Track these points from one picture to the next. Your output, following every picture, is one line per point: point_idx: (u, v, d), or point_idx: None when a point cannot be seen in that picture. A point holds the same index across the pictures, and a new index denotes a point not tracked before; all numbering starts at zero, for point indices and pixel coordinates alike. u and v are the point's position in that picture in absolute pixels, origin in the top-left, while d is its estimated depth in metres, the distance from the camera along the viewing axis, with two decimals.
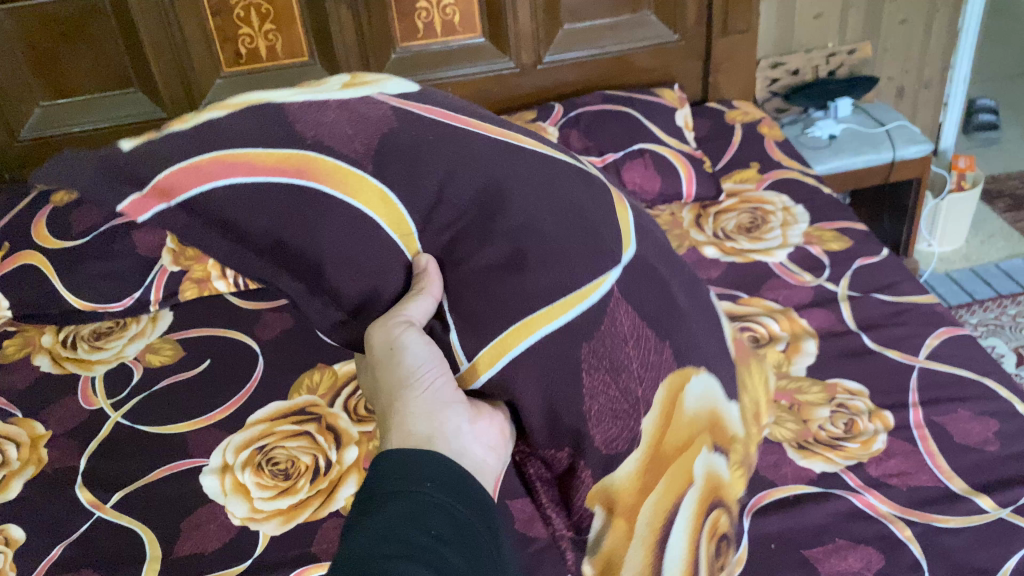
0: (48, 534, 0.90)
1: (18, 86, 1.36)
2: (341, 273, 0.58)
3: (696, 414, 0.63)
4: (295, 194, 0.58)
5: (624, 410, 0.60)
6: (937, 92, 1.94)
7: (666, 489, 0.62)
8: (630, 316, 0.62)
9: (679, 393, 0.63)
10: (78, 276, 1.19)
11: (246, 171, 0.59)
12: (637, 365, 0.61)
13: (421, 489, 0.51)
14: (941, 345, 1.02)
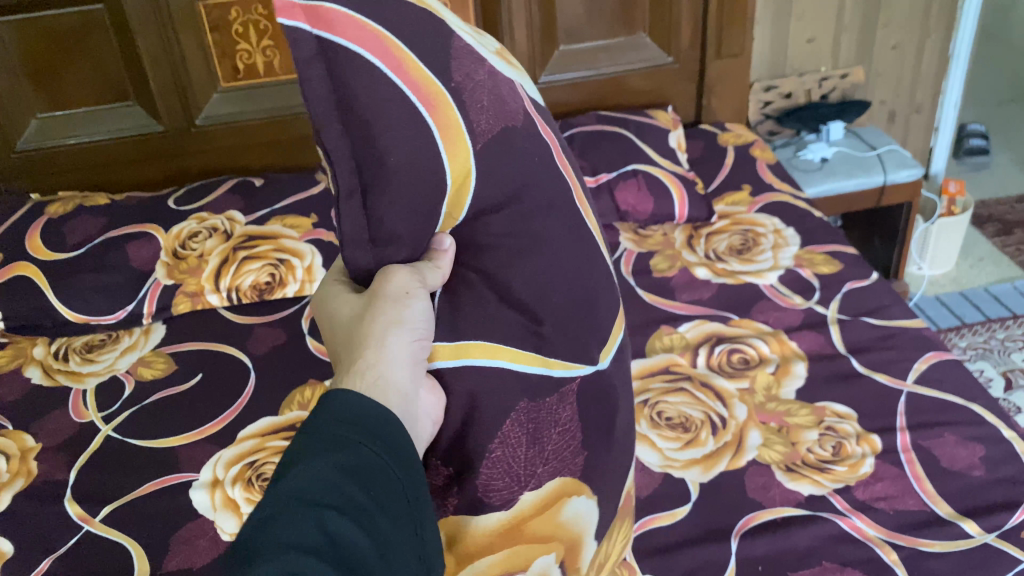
0: (36, 548, 0.89)
1: (16, 98, 1.36)
2: (391, 199, 0.51)
3: (566, 525, 0.59)
4: (415, 122, 0.50)
5: (517, 470, 0.56)
6: (927, 116, 1.96)
7: (504, 561, 0.57)
8: (573, 409, 0.59)
9: (566, 494, 0.59)
10: (72, 288, 1.21)
11: (390, 64, 0.50)
12: (552, 448, 0.57)
13: (369, 446, 0.45)
14: (928, 369, 1.03)
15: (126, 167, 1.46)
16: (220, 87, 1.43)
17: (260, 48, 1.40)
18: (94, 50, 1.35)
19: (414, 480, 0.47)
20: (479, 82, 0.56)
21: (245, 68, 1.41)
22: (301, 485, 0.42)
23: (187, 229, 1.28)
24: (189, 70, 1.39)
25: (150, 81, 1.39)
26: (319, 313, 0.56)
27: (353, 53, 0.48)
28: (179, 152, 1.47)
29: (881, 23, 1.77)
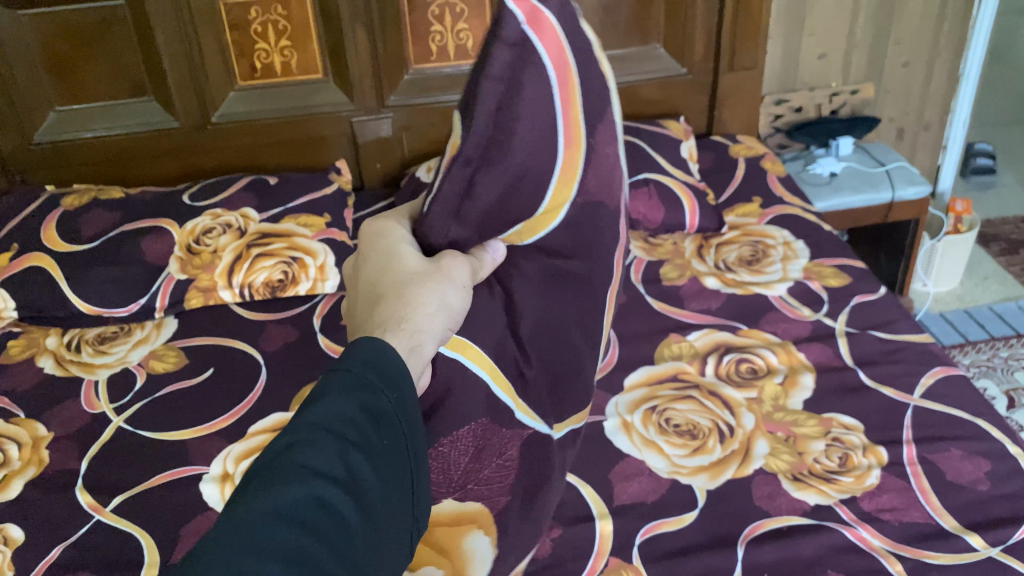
0: (47, 535, 0.90)
1: (35, 90, 1.37)
2: (498, 179, 0.61)
3: (463, 553, 0.68)
4: (545, 146, 0.62)
5: (449, 466, 0.65)
6: (935, 134, 1.97)
7: None
8: (517, 453, 0.68)
9: (473, 519, 0.68)
10: (85, 280, 1.22)
11: (561, 91, 0.62)
12: (487, 471, 0.67)
13: (388, 396, 0.48)
14: (935, 383, 1.04)
15: (141, 162, 1.47)
16: (237, 85, 1.44)
17: (278, 48, 1.41)
18: (113, 45, 1.36)
19: (418, 431, 0.50)
20: (603, 153, 0.68)
21: (262, 67, 1.42)
22: (322, 419, 0.45)
23: (202, 225, 1.29)
24: (206, 68, 1.40)
25: (168, 77, 1.40)
26: (375, 244, 0.61)
27: (539, 61, 0.60)
28: (194, 148, 1.48)
29: (892, 40, 1.79)
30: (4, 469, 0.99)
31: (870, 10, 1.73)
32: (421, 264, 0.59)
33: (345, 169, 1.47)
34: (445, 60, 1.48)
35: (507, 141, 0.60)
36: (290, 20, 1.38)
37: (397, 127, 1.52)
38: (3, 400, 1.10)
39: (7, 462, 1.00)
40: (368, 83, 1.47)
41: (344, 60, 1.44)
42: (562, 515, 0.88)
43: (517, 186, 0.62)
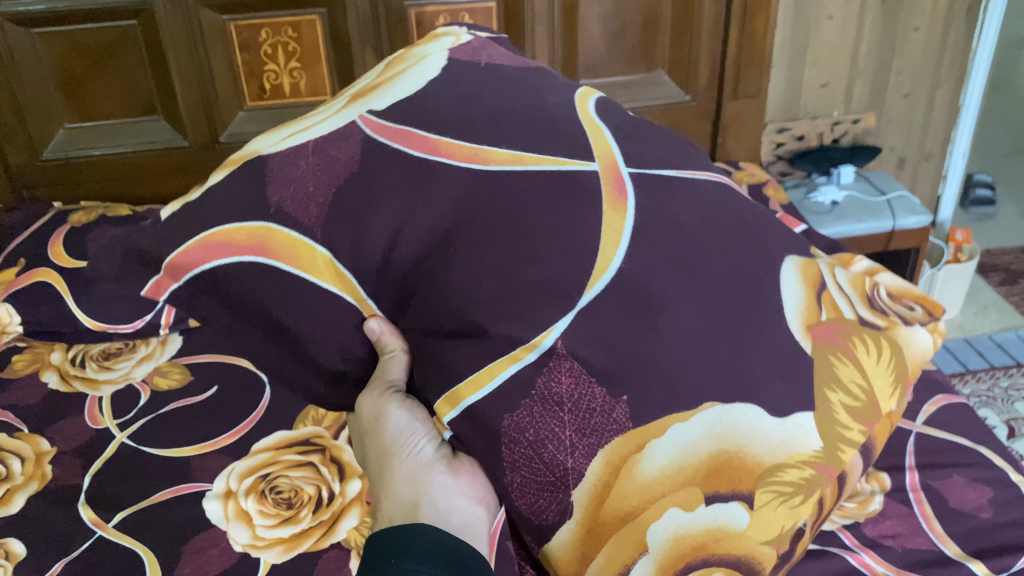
0: (50, 550, 0.90)
1: (46, 106, 1.38)
2: (318, 344, 0.71)
3: (662, 471, 0.61)
4: (264, 270, 0.70)
5: (550, 482, 0.60)
6: (936, 164, 1.99)
7: (608, 557, 0.61)
8: (571, 374, 0.60)
9: (630, 459, 0.60)
10: (94, 296, 1.18)
11: (227, 251, 0.72)
12: (571, 430, 0.60)
13: (389, 564, 0.62)
14: (937, 411, 1.04)
15: (150, 179, 1.49)
16: (245, 105, 1.45)
17: (287, 69, 1.42)
18: (124, 65, 1.38)
19: (429, 560, 0.63)
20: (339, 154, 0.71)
21: (271, 88, 1.44)
22: None
23: None
24: (216, 88, 1.42)
25: (179, 97, 1.41)
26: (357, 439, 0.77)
27: (206, 268, 0.74)
28: (201, 167, 1.49)
29: (894, 71, 1.81)
30: (7, 483, 0.99)
31: (873, 41, 1.75)
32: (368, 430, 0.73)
33: None
34: None
35: (253, 305, 0.72)
36: (300, 43, 1.40)
37: None
38: (7, 414, 1.10)
39: (9, 476, 1.00)
40: None
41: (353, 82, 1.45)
42: None
43: (307, 305, 0.69)
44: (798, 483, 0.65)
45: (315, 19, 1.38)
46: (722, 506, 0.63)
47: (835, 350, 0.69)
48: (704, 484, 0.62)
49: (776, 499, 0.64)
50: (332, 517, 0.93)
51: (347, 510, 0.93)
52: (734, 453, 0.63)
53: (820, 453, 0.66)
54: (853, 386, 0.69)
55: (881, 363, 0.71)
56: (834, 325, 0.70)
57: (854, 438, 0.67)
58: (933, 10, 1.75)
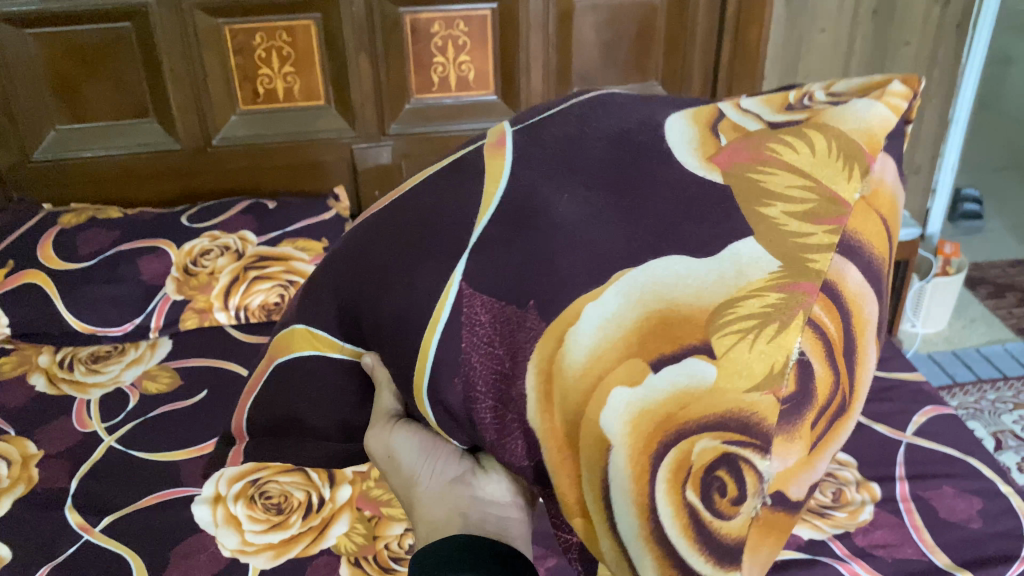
0: (34, 554, 0.89)
1: (36, 107, 1.37)
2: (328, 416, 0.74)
3: (594, 351, 0.51)
4: (273, 374, 0.76)
5: (509, 423, 0.55)
6: (925, 178, 2.00)
7: (588, 469, 0.52)
8: (484, 308, 0.56)
9: (558, 353, 0.52)
10: (82, 299, 1.21)
11: (250, 380, 0.80)
12: (507, 360, 0.55)
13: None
14: (927, 422, 1.04)
15: (140, 183, 1.48)
16: (238, 109, 1.45)
17: (281, 73, 1.42)
18: (116, 67, 1.37)
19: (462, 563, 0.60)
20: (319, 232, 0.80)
21: (265, 92, 1.43)
22: None
23: (199, 247, 1.28)
24: (209, 91, 1.41)
25: (171, 100, 1.41)
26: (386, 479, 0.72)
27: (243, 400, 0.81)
28: (192, 170, 1.49)
29: None
30: None
31: (864, 54, 1.77)
32: (384, 466, 0.69)
33: (343, 196, 1.45)
34: (446, 91, 1.48)
35: (274, 410, 0.77)
36: (294, 46, 1.39)
37: (396, 155, 1.53)
38: None
39: None
40: (370, 111, 1.48)
41: (346, 87, 1.45)
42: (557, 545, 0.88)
43: (300, 381, 0.73)
44: (760, 314, 0.48)
45: (310, 24, 1.38)
46: (676, 369, 0.49)
47: (748, 167, 0.54)
48: (641, 351, 0.50)
49: (743, 340, 0.48)
50: (322, 523, 0.92)
51: (338, 515, 0.93)
52: (666, 312, 0.50)
53: (780, 273, 0.49)
54: (796, 192, 0.52)
55: (834, 162, 0.53)
56: (740, 145, 0.56)
57: (830, 245, 0.50)
58: (923, 25, 1.76)
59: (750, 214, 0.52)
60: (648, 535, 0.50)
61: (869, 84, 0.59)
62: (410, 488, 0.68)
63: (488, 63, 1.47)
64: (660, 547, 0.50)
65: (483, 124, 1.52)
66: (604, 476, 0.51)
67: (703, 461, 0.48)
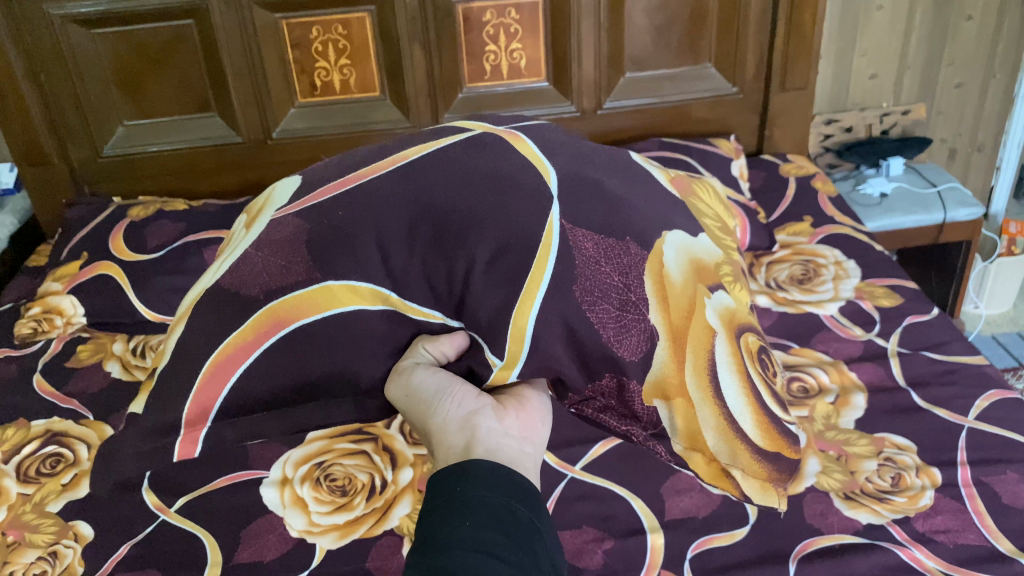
0: (116, 532, 0.93)
1: (106, 104, 1.43)
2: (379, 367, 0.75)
3: (681, 275, 0.77)
4: (289, 339, 0.72)
5: (628, 323, 0.73)
6: (989, 156, 1.95)
7: (696, 352, 0.74)
8: (589, 240, 0.74)
9: (662, 272, 0.76)
10: (150, 289, 1.26)
11: (246, 352, 0.73)
12: (618, 276, 0.74)
13: (456, 490, 0.62)
14: (990, 406, 1.03)
15: (203, 176, 1.53)
16: (297, 102, 1.48)
17: (337, 66, 1.44)
18: (179, 64, 1.41)
19: (471, 471, 0.63)
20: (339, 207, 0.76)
21: (322, 84, 1.46)
22: (469, 531, 0.57)
23: None
24: (268, 84, 1.44)
25: (232, 93, 1.44)
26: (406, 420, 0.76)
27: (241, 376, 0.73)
28: (254, 164, 1.53)
29: (946, 62, 1.78)
30: (75, 467, 1.03)
31: (924, 31, 1.73)
32: (407, 400, 0.74)
33: None
34: (499, 79, 1.50)
35: (305, 373, 0.74)
36: (350, 39, 1.42)
37: None
38: (73, 401, 1.15)
39: (77, 461, 1.04)
40: (423, 100, 1.50)
41: (400, 78, 1.47)
42: (613, 528, 0.90)
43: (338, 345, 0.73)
44: (734, 271, 0.83)
45: (364, 16, 1.40)
46: (721, 292, 0.79)
47: (689, 194, 0.92)
48: (704, 280, 0.78)
49: (735, 280, 0.82)
50: (385, 504, 0.95)
51: (400, 497, 0.95)
52: (701, 259, 0.79)
53: (728, 253, 0.86)
54: (713, 215, 0.92)
55: (715, 198, 0.98)
56: (678, 179, 0.94)
57: (732, 242, 0.91)
58: None
59: (692, 211, 0.87)
60: (742, 392, 0.76)
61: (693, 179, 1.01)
62: (429, 418, 0.72)
63: (540, 50, 1.49)
64: (754, 398, 0.76)
65: (535, 111, 1.54)
66: (710, 360, 0.75)
67: (754, 348, 0.79)
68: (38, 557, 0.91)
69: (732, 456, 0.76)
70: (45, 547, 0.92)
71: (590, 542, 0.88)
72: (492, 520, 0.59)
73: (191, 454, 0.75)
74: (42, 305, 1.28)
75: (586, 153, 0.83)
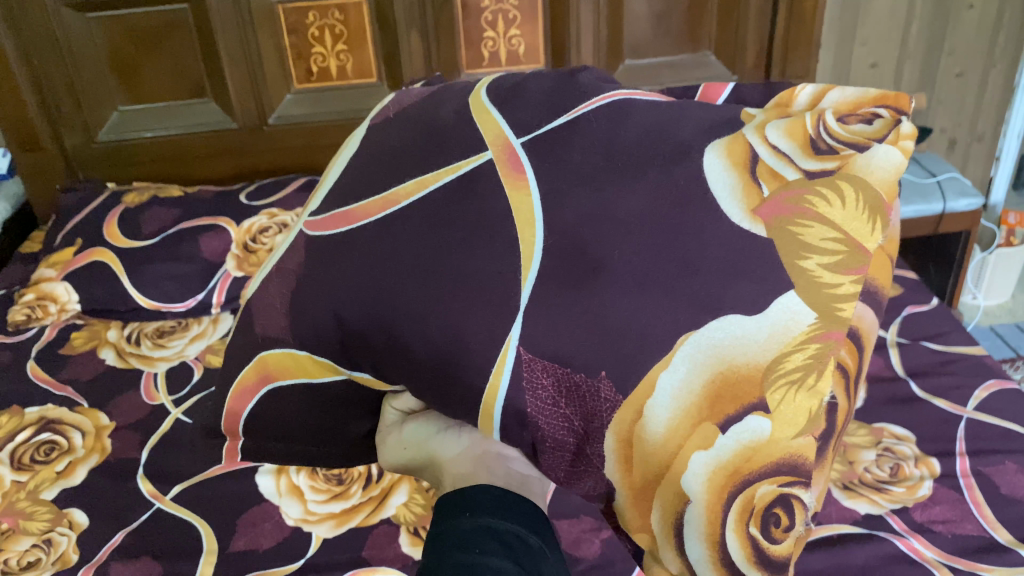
0: (110, 520, 0.93)
1: (99, 89, 1.42)
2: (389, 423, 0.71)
3: (674, 411, 0.52)
4: (277, 396, 0.70)
5: (587, 469, 0.56)
6: (988, 146, 1.95)
7: (664, 512, 0.54)
8: (548, 370, 0.55)
9: (639, 415, 0.53)
10: (146, 276, 1.25)
11: (251, 395, 0.71)
12: (579, 420, 0.55)
13: (461, 518, 0.57)
14: (989, 396, 1.03)
15: (199, 162, 1.52)
16: (293, 88, 1.47)
17: (334, 52, 1.43)
18: (174, 49, 1.40)
19: (477, 497, 0.59)
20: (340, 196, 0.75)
21: (319, 70, 1.45)
22: (473, 557, 0.52)
23: (258, 224, 1.30)
24: (264, 69, 1.43)
25: (228, 79, 1.43)
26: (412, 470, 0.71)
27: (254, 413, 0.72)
28: (251, 149, 1.52)
29: (946, 51, 1.77)
30: (69, 455, 1.02)
31: (924, 20, 1.72)
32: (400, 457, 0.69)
33: None
34: (497, 66, 1.49)
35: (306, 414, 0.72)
36: (347, 25, 1.40)
37: None
38: (67, 388, 1.14)
39: (71, 448, 1.03)
40: None
41: (398, 65, 1.46)
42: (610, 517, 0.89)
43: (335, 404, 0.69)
44: (806, 367, 0.52)
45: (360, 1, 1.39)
46: (739, 427, 0.52)
47: (787, 221, 0.54)
48: (710, 413, 0.52)
49: (791, 391, 0.51)
50: (381, 493, 0.94)
51: (397, 486, 0.95)
52: (726, 372, 0.52)
53: (819, 323, 0.52)
54: (828, 242, 0.54)
55: (856, 201, 0.55)
56: (779, 195, 0.55)
57: (852, 292, 0.53)
58: None
59: (782, 244, 0.54)
60: (714, 564, 0.54)
61: (867, 94, 0.61)
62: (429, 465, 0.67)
63: (539, 37, 1.47)
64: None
65: None
66: (678, 520, 0.54)
67: (764, 502, 0.52)
68: (32, 544, 0.90)
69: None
70: (39, 535, 0.91)
71: (587, 531, 0.88)
72: (499, 545, 0.54)
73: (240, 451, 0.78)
74: (35, 292, 1.27)
75: (647, 134, 0.60)
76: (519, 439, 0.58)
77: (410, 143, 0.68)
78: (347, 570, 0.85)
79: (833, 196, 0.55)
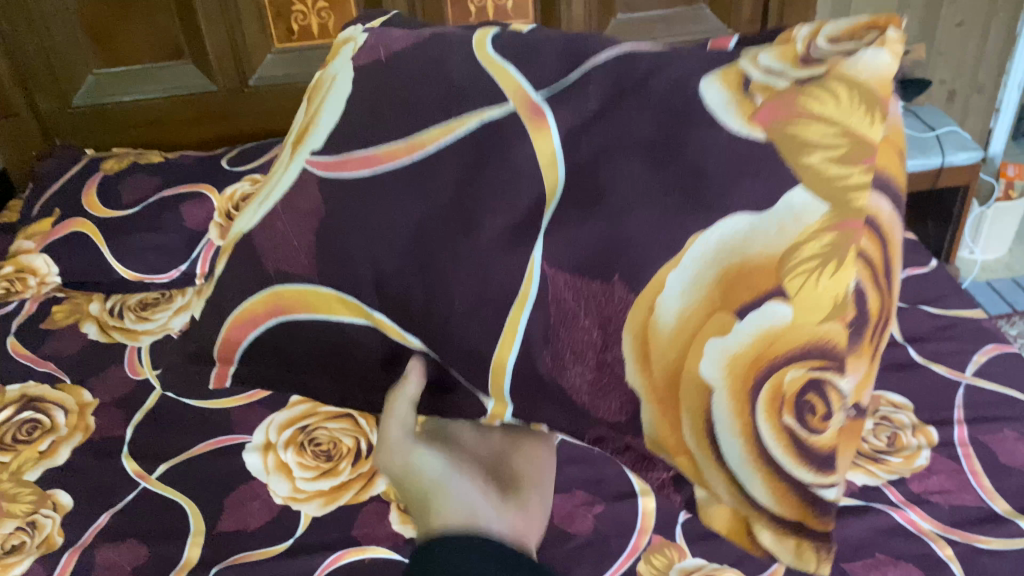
0: (94, 501, 0.91)
1: (73, 53, 1.37)
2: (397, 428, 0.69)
3: (683, 310, 0.49)
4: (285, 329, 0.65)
5: (607, 385, 0.53)
6: (989, 98, 1.90)
7: (692, 421, 0.50)
8: (570, 284, 0.53)
9: (649, 312, 0.50)
10: (127, 247, 1.22)
11: (253, 327, 0.66)
12: (598, 331, 0.52)
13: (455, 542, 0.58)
14: (988, 361, 1.01)
15: (180, 126, 1.48)
16: (274, 48, 1.41)
17: (315, 10, 1.37)
18: (148, 12, 1.34)
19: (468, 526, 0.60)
20: None
21: (299, 28, 1.39)
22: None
23: (240, 191, 1.26)
24: (243, 30, 1.37)
25: (206, 42, 1.38)
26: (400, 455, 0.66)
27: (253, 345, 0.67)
28: (232, 112, 1.47)
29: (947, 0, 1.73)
30: (52, 434, 1.00)
31: None
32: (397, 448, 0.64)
33: None
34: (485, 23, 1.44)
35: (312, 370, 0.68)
36: None
37: None
38: (49, 364, 1.11)
39: (54, 427, 1.01)
40: None
41: None
42: (603, 492, 0.88)
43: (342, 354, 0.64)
44: (824, 254, 0.46)
45: None
46: (757, 315, 0.47)
47: (787, 123, 0.49)
48: (721, 302, 0.48)
49: (810, 277, 0.46)
50: (371, 469, 0.93)
51: None
52: (739, 263, 0.47)
53: (831, 213, 0.46)
54: (831, 138, 0.48)
55: (849, 103, 0.48)
56: (774, 103, 0.50)
57: (863, 183, 0.46)
58: None
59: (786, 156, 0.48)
60: (754, 466, 0.49)
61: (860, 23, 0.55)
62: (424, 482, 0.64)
63: None
64: (777, 482, 0.49)
65: None
66: (708, 423, 0.49)
67: (793, 389, 0.47)
68: (16, 527, 0.88)
69: (772, 550, 0.51)
70: (23, 518, 0.89)
71: (580, 506, 0.86)
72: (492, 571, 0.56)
73: (225, 384, 0.71)
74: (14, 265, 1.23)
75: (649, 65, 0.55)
76: (539, 357, 0.55)
77: (426, 98, 0.63)
78: (338, 549, 0.84)
79: (830, 95, 0.49)
